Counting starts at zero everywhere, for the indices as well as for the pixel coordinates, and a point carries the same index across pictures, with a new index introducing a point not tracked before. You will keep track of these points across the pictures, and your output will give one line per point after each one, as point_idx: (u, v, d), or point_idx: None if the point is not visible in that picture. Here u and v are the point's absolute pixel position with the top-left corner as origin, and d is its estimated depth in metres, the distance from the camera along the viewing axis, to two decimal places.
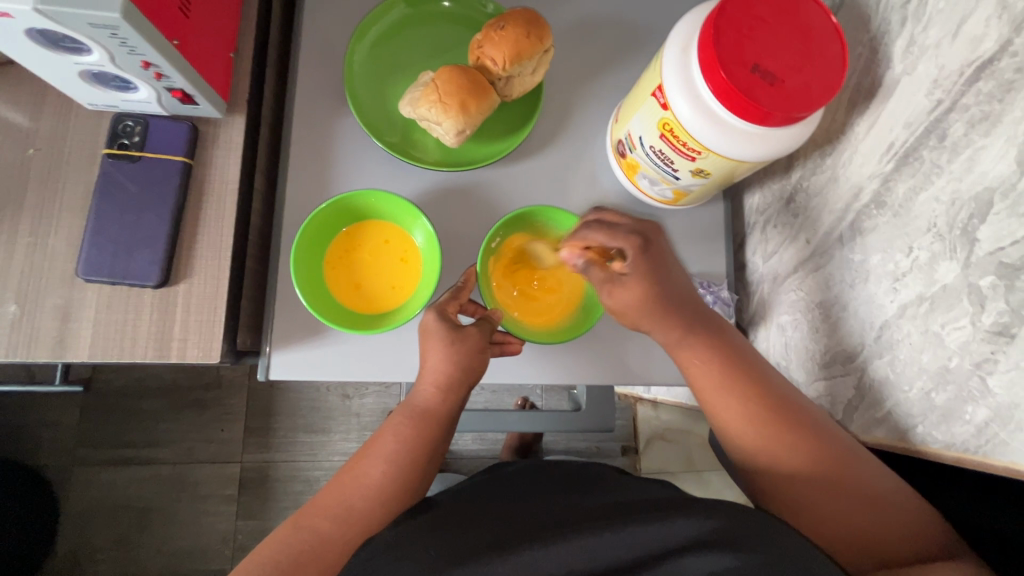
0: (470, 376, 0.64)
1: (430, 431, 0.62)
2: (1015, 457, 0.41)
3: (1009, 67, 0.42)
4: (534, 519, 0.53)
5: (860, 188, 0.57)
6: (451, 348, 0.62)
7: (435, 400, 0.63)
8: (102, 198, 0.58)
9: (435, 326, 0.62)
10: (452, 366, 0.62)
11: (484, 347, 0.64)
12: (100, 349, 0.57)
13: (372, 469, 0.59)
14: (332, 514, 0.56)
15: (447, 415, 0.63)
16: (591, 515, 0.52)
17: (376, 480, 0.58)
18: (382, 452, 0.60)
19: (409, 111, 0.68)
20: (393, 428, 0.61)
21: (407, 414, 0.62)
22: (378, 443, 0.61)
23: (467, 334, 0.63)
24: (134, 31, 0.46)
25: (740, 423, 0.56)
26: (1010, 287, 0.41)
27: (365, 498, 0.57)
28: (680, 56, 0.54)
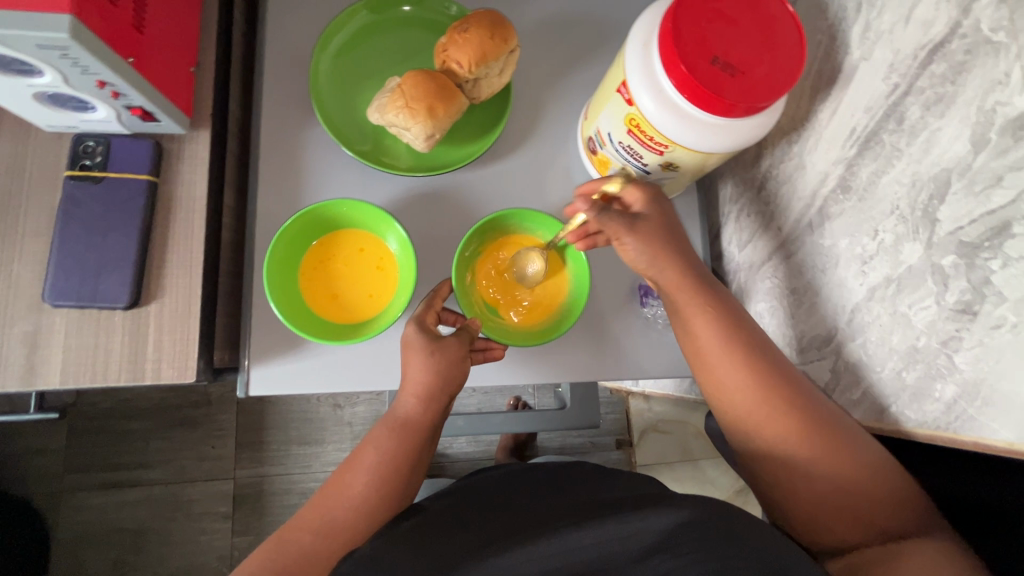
0: (452, 385, 0.63)
1: (413, 442, 0.62)
2: (984, 431, 0.42)
3: (959, 49, 0.43)
4: (525, 519, 0.52)
5: (826, 174, 0.58)
6: (431, 359, 0.62)
7: (416, 411, 0.63)
8: (66, 221, 0.57)
9: (415, 338, 0.63)
10: (432, 377, 0.62)
11: (463, 358, 0.63)
12: (73, 374, 0.56)
13: (355, 481, 0.60)
14: (316, 527, 0.58)
15: (430, 424, 0.64)
16: (568, 514, 0.52)
17: (358, 493, 0.59)
18: (363, 464, 0.61)
19: (377, 117, 0.67)
20: (375, 440, 0.62)
21: (391, 426, 0.63)
22: (361, 454, 0.62)
23: (446, 344, 0.62)
24: (85, 51, 0.45)
25: (747, 396, 0.56)
26: (970, 266, 0.42)
27: (348, 511, 0.59)
28: (641, 51, 0.54)
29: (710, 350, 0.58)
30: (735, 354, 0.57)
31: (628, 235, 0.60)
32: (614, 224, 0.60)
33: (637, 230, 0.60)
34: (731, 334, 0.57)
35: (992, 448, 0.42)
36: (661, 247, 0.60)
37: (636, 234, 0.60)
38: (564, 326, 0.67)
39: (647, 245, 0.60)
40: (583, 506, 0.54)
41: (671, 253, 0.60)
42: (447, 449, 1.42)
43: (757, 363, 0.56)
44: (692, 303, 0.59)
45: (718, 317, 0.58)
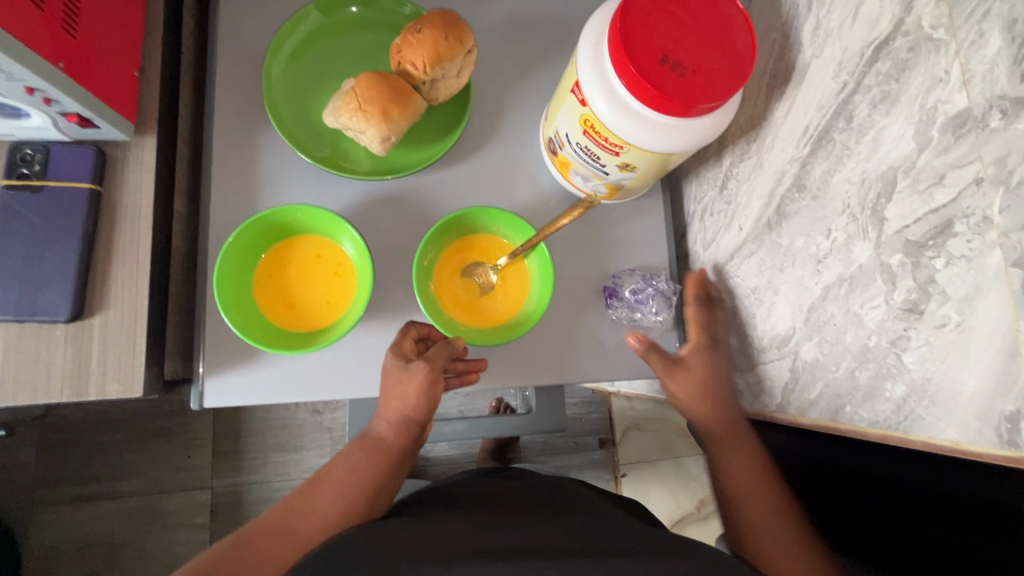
0: (425, 413, 0.64)
1: (382, 466, 0.64)
2: (932, 431, 0.42)
3: (902, 47, 0.42)
4: (487, 543, 0.53)
5: (782, 172, 0.57)
6: (403, 385, 0.63)
7: (389, 435, 0.65)
8: (3, 233, 0.55)
9: (390, 366, 0.63)
10: (404, 403, 0.63)
11: (437, 379, 0.62)
12: (12, 391, 0.54)
13: (321, 495, 0.62)
14: (274, 535, 0.60)
15: (401, 450, 0.65)
16: (537, 542, 0.53)
17: (321, 507, 0.61)
18: (333, 481, 0.63)
19: (331, 120, 0.66)
20: (348, 457, 0.65)
21: (365, 446, 0.65)
22: (332, 470, 0.64)
23: (415, 369, 0.62)
24: (6, 56, 0.43)
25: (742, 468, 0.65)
26: (916, 265, 0.42)
27: (308, 523, 0.60)
28: (593, 51, 0.54)
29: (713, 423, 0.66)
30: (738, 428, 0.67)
31: (666, 380, 0.67)
32: (657, 364, 0.67)
33: (676, 376, 0.67)
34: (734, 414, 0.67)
35: (940, 447, 0.41)
36: (701, 382, 0.66)
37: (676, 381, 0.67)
38: (524, 328, 0.66)
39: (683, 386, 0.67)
40: (553, 538, 0.54)
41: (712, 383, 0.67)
42: (428, 453, 1.40)
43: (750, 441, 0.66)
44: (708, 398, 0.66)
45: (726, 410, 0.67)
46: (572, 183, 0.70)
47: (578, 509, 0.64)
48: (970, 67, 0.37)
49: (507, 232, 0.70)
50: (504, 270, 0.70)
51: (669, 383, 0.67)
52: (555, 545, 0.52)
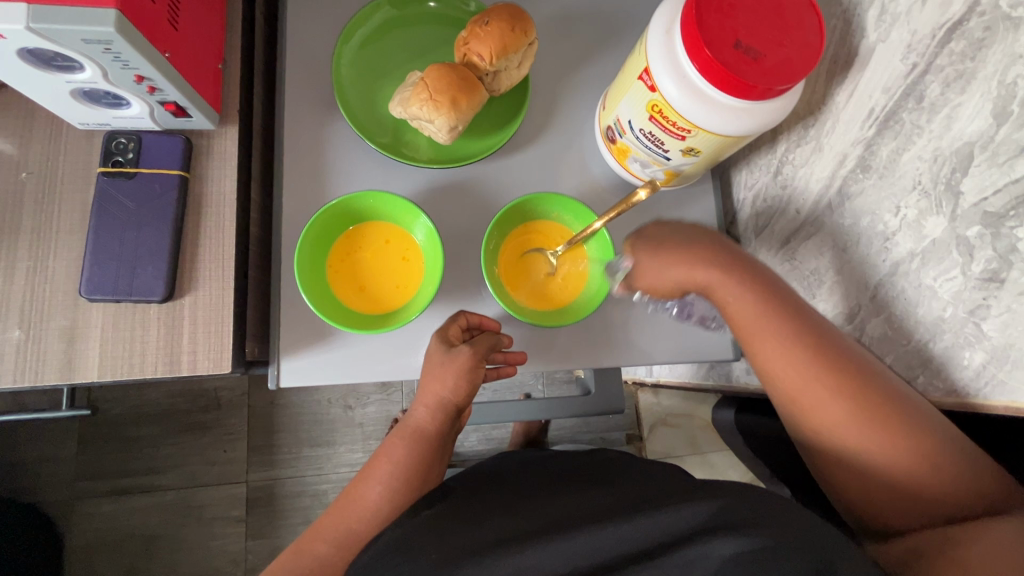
0: (461, 396, 0.66)
1: (423, 452, 0.67)
2: (1015, 395, 0.43)
3: (978, 26, 0.44)
4: (544, 517, 0.55)
5: (845, 155, 0.59)
6: (441, 372, 0.64)
7: (426, 421, 0.67)
8: (99, 217, 0.58)
9: (432, 352, 0.65)
10: (443, 389, 0.65)
11: (476, 364, 0.64)
12: (110, 368, 0.57)
13: (369, 492, 0.65)
14: (332, 538, 0.63)
15: (439, 434, 0.68)
16: (573, 513, 0.55)
17: (370, 502, 0.64)
18: (377, 475, 0.66)
19: (400, 111, 0.68)
20: (387, 451, 0.67)
21: (402, 436, 0.67)
22: (375, 465, 0.67)
23: (457, 355, 0.64)
24: (128, 46, 0.46)
25: (785, 370, 0.55)
26: (996, 235, 0.43)
27: (361, 520, 0.64)
28: (663, 38, 0.56)
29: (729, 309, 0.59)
30: (759, 323, 0.57)
31: (640, 284, 0.63)
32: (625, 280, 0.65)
33: (643, 267, 0.62)
34: (741, 288, 0.58)
35: (1023, 411, 0.43)
36: (667, 249, 0.61)
37: (645, 273, 0.62)
38: (586, 312, 0.69)
39: (659, 271, 0.61)
40: (588, 505, 0.56)
41: (687, 246, 0.60)
42: (459, 446, 1.42)
43: (782, 327, 0.56)
44: (703, 270, 0.59)
45: (738, 289, 0.58)
46: (629, 171, 0.73)
47: (611, 470, 0.66)
48: None
49: (570, 218, 0.72)
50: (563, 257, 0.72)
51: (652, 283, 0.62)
52: (589, 513, 0.54)
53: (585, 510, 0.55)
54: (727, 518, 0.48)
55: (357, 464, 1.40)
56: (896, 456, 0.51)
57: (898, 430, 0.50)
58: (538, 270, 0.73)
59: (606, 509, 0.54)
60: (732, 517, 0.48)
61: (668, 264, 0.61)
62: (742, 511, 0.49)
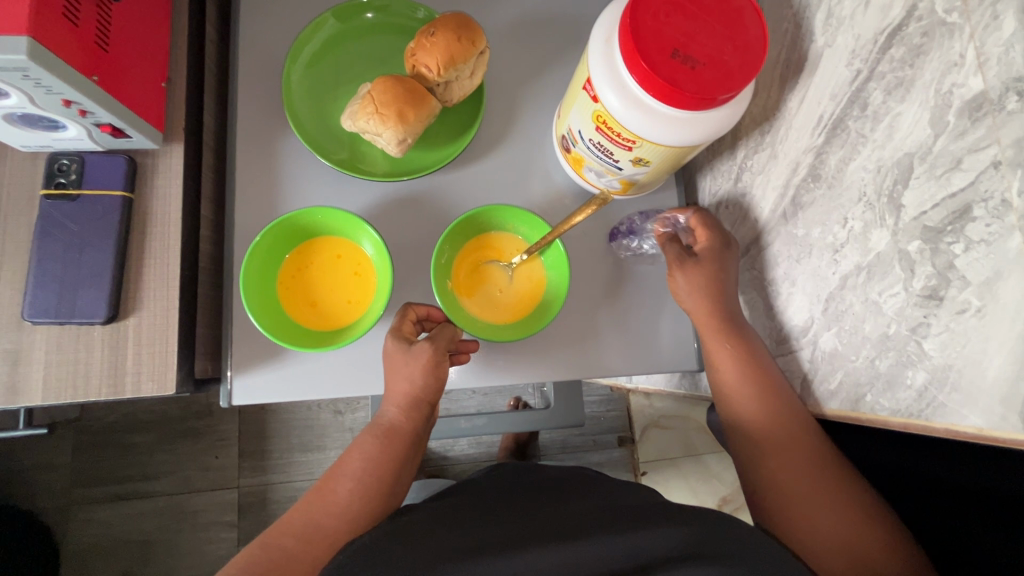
0: (432, 394, 0.64)
1: (396, 449, 0.63)
2: (955, 418, 0.41)
3: (916, 32, 0.42)
4: (513, 531, 0.52)
5: (797, 163, 0.57)
6: (409, 366, 0.62)
7: (400, 418, 0.64)
8: (42, 240, 0.58)
9: (393, 349, 0.63)
10: (412, 386, 0.63)
11: (440, 359, 0.63)
12: (54, 391, 0.57)
13: (340, 488, 0.61)
14: (300, 533, 0.58)
15: (413, 433, 0.64)
16: (540, 528, 0.52)
17: (343, 497, 0.60)
18: (350, 470, 0.62)
19: (349, 124, 0.68)
20: (359, 447, 0.63)
21: (374, 433, 0.64)
22: (346, 461, 0.63)
23: (421, 349, 0.62)
24: (44, 70, 0.46)
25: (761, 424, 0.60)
26: (935, 251, 0.41)
27: (332, 516, 0.59)
28: (603, 48, 0.54)
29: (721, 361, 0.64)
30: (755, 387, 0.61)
31: (677, 272, 0.66)
32: (672, 255, 0.67)
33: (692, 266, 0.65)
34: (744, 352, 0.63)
35: (964, 435, 0.41)
36: (708, 288, 0.65)
37: (687, 274, 0.65)
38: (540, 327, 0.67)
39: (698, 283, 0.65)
40: (558, 519, 0.54)
41: (715, 297, 0.64)
42: (448, 452, 1.40)
43: (773, 393, 0.61)
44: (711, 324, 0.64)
45: (734, 351, 0.63)
46: (586, 180, 0.71)
47: (583, 486, 0.63)
48: (985, 50, 0.36)
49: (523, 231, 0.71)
50: (518, 268, 0.72)
51: (677, 283, 0.66)
52: (556, 529, 0.51)
53: (554, 525, 0.52)
54: (699, 547, 0.46)
55: None
56: (837, 524, 0.55)
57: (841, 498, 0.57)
58: (494, 284, 0.72)
59: (577, 524, 0.52)
60: (698, 548, 0.46)
61: (704, 296, 0.64)
62: (712, 541, 0.47)
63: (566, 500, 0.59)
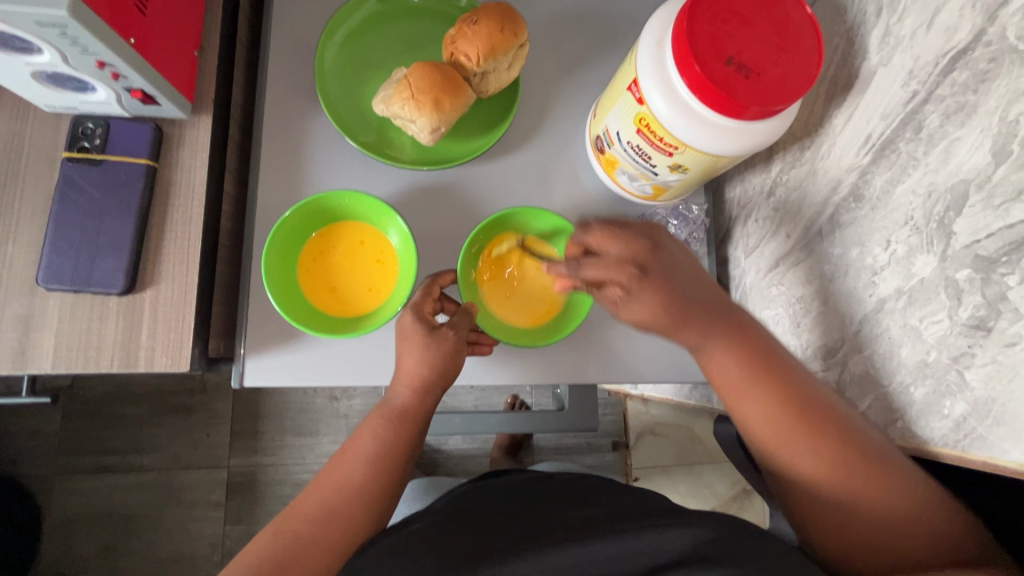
0: (446, 379, 0.61)
1: (409, 433, 0.60)
2: (993, 451, 0.41)
3: (983, 57, 0.41)
4: (538, 528, 0.54)
5: (839, 181, 0.56)
6: (427, 350, 0.59)
7: (412, 401, 0.60)
8: (61, 204, 0.56)
9: (410, 326, 0.60)
10: (427, 369, 0.60)
11: (459, 348, 0.61)
12: (65, 360, 0.55)
13: (353, 471, 0.58)
14: (313, 517, 0.56)
15: (424, 416, 0.62)
16: (543, 531, 0.53)
17: (355, 481, 0.57)
18: (359, 453, 0.59)
19: (382, 108, 0.66)
20: (370, 430, 0.60)
21: (385, 417, 0.60)
22: (355, 442, 0.60)
23: (443, 336, 0.60)
24: (84, 29, 0.44)
25: (806, 455, 0.53)
26: (986, 281, 0.41)
27: (345, 500, 0.57)
28: (654, 49, 0.53)
29: (734, 394, 0.55)
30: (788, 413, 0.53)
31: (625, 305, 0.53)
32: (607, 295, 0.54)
33: (636, 297, 0.52)
34: (763, 377, 0.54)
35: (1001, 468, 0.41)
36: (668, 300, 0.52)
37: (640, 303, 0.52)
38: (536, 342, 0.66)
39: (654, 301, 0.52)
40: (562, 522, 0.55)
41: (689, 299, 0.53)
42: (442, 445, 1.38)
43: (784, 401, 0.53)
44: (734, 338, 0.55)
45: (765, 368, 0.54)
46: (617, 183, 0.70)
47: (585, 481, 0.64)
48: None
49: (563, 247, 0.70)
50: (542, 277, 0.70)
51: (630, 306, 0.53)
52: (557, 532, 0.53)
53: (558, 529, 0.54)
54: (704, 550, 0.47)
55: None
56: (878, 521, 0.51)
57: (875, 491, 0.51)
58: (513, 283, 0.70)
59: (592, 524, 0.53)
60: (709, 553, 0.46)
61: (662, 312, 0.53)
62: (718, 542, 0.47)
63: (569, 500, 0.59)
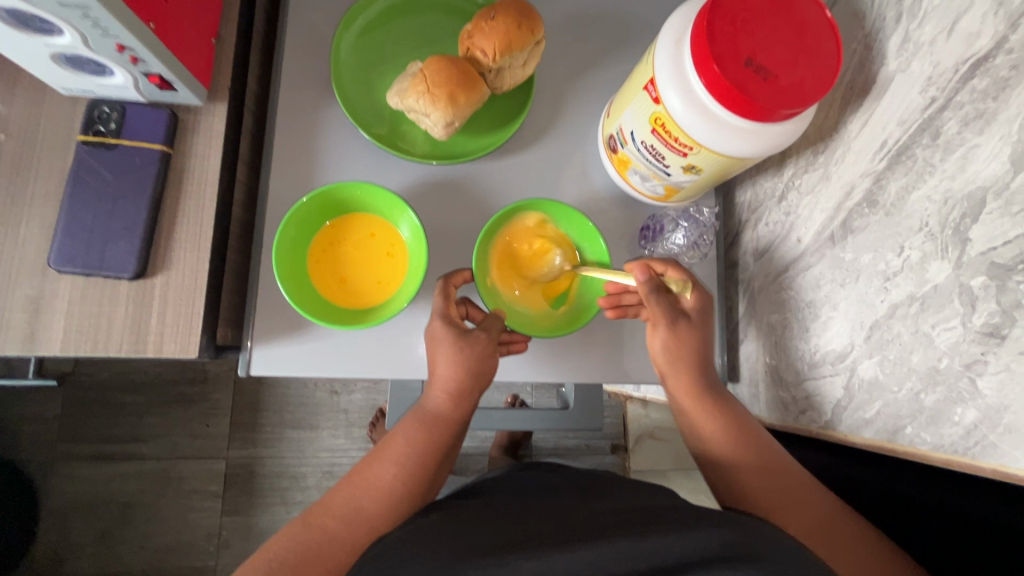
0: (482, 383, 0.63)
1: (444, 438, 0.61)
2: (1005, 459, 0.41)
3: (1004, 64, 0.41)
4: (566, 523, 0.52)
5: (852, 187, 0.56)
6: (460, 352, 0.60)
7: (448, 406, 0.61)
8: (75, 187, 0.57)
9: (441, 329, 0.61)
10: (462, 373, 0.61)
11: (492, 349, 0.62)
12: (73, 343, 0.55)
13: (383, 472, 0.58)
14: (342, 514, 0.55)
15: (458, 421, 0.62)
16: (558, 526, 0.52)
17: (387, 483, 0.58)
18: (393, 456, 0.59)
19: (397, 101, 0.66)
20: (403, 432, 0.60)
21: (419, 420, 0.61)
22: (389, 446, 0.60)
23: (475, 337, 0.61)
24: (106, 12, 0.45)
25: (746, 464, 0.59)
26: (1001, 288, 0.41)
27: (375, 500, 0.56)
28: (672, 49, 0.53)
29: (684, 388, 0.64)
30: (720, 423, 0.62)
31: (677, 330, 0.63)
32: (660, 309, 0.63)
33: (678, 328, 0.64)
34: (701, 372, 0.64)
35: (1012, 476, 0.41)
36: (684, 352, 0.64)
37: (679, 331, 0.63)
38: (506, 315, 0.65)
39: (684, 339, 0.64)
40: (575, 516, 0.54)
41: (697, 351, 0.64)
42: None
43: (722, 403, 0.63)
44: (686, 385, 0.64)
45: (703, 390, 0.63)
46: (629, 183, 0.70)
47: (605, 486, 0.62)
48: None
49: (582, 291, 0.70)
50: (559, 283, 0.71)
51: (655, 335, 0.64)
52: (575, 528, 0.51)
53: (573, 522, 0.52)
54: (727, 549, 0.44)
55: (338, 450, 1.37)
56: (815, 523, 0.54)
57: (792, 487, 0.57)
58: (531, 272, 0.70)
59: (620, 521, 0.51)
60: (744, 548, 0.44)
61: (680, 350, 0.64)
62: (740, 544, 0.45)
63: (582, 498, 0.59)
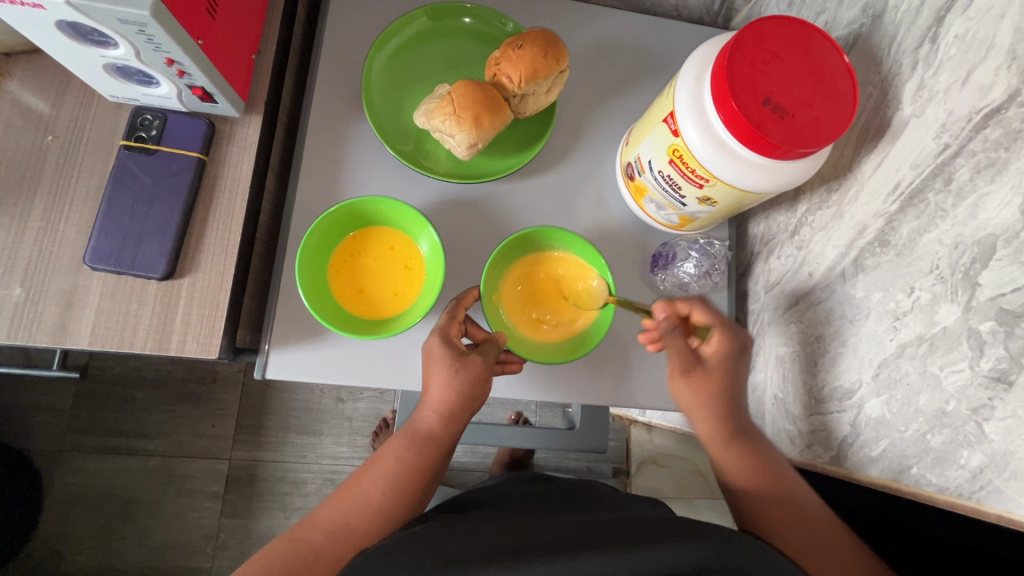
0: (471, 406, 0.63)
1: (431, 457, 0.62)
2: (1011, 505, 0.42)
3: (1016, 117, 0.42)
4: (540, 537, 0.51)
5: (865, 226, 0.57)
6: (453, 375, 0.61)
7: (436, 428, 0.62)
8: (114, 188, 0.59)
9: (439, 349, 0.62)
10: (452, 394, 0.61)
11: (485, 376, 0.62)
12: (100, 337, 0.57)
13: (372, 488, 0.59)
14: (329, 529, 0.57)
15: (447, 441, 0.63)
16: (534, 535, 0.52)
17: (374, 499, 0.58)
18: (381, 471, 0.60)
19: (423, 121, 0.69)
20: (392, 451, 0.61)
21: (408, 436, 0.62)
22: (378, 460, 0.61)
23: (471, 363, 0.61)
24: (161, 29, 0.47)
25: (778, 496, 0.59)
26: (1010, 334, 0.42)
27: (362, 516, 0.57)
28: (692, 85, 0.55)
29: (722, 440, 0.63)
30: (789, 502, 0.59)
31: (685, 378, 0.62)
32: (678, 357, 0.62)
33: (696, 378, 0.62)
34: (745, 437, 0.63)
35: (1017, 523, 0.42)
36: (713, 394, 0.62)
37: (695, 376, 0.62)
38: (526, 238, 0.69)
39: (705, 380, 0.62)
40: (546, 527, 0.54)
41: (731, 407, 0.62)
42: None
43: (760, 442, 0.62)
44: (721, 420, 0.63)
45: (738, 442, 0.62)
46: (645, 210, 0.71)
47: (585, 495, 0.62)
48: None
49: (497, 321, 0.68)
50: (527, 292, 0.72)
51: (679, 388, 0.63)
52: (552, 539, 0.51)
53: (548, 535, 0.52)
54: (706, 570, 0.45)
55: (339, 457, 1.38)
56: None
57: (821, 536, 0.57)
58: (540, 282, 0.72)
59: (597, 537, 0.51)
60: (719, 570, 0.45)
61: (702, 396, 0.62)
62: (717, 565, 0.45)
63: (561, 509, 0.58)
